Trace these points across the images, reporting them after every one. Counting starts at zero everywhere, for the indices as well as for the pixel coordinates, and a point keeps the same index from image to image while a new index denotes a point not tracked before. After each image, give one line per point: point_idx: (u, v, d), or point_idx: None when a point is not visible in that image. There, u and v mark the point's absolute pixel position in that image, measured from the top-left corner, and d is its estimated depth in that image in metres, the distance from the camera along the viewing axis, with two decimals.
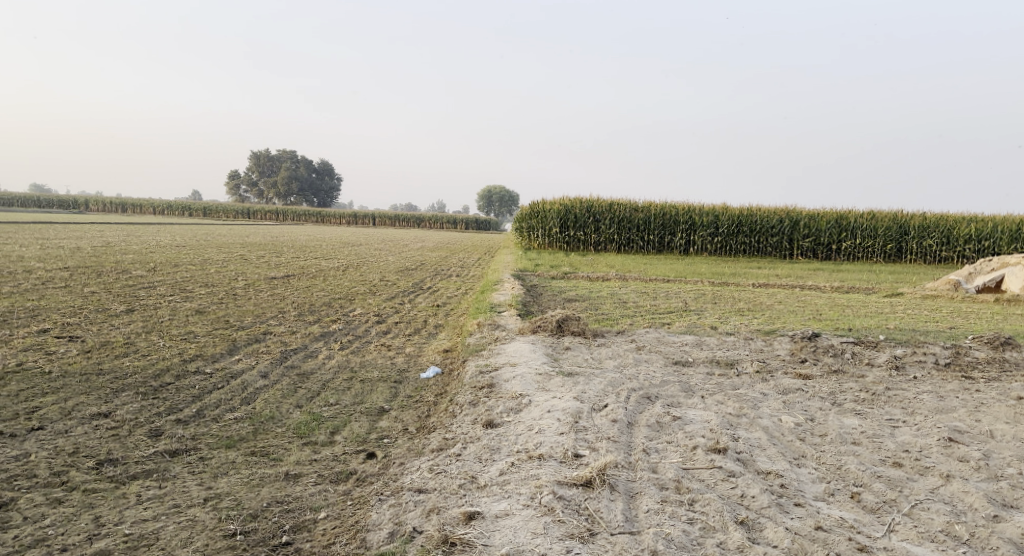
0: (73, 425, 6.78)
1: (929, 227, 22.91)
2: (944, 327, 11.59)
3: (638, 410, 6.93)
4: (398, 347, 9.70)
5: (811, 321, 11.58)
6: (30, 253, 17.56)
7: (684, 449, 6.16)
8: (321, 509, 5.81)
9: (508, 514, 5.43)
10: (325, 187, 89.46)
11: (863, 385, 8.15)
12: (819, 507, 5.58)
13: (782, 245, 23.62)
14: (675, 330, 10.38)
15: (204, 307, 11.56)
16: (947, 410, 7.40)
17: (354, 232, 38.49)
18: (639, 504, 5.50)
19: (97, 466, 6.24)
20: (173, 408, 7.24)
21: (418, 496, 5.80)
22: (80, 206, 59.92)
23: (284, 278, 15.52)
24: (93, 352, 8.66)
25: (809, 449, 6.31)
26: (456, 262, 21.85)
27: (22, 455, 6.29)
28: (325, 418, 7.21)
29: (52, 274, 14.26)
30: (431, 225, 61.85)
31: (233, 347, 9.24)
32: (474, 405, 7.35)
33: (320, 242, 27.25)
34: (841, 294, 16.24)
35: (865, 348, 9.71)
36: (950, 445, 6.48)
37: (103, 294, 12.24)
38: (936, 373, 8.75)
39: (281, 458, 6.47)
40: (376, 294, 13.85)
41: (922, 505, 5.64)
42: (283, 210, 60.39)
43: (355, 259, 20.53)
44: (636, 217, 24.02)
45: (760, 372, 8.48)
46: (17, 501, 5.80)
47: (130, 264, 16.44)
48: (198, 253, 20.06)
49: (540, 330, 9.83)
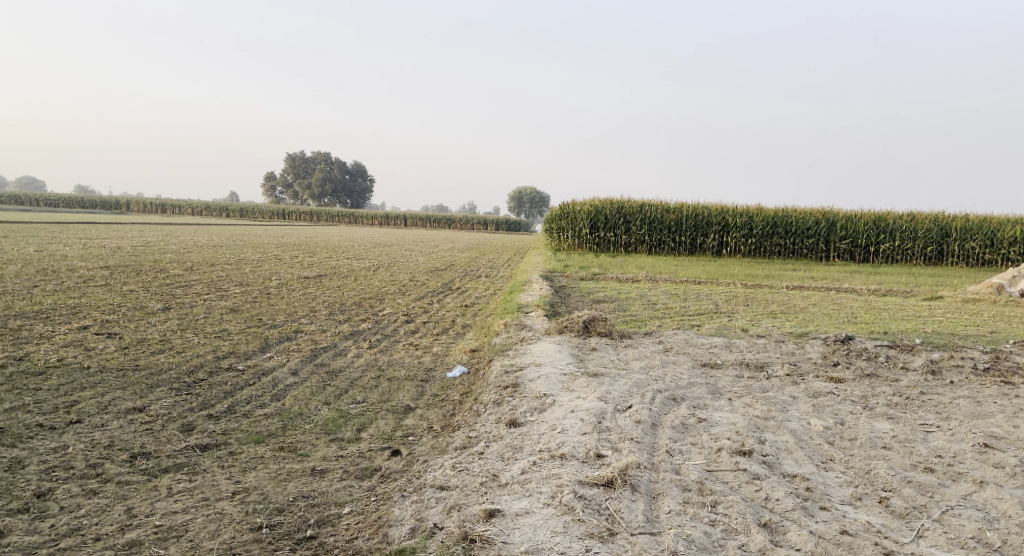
0: (109, 419, 6.89)
1: (971, 229, 22.49)
2: (985, 331, 11.33)
3: (663, 411, 6.87)
4: (425, 347, 9.73)
5: (846, 324, 11.39)
6: (73, 252, 17.91)
7: (709, 450, 6.09)
8: (345, 504, 5.83)
9: (529, 512, 5.41)
10: (359, 188, 90.12)
11: (897, 389, 7.99)
12: (846, 511, 5.48)
13: (818, 247, 23.30)
14: (705, 332, 10.28)
15: (238, 304, 11.70)
16: (984, 416, 7.22)
17: (388, 233, 38.65)
18: (661, 505, 5.45)
19: (130, 459, 6.33)
20: (205, 404, 7.32)
21: (440, 493, 5.80)
22: (122, 207, 61.09)
23: (316, 277, 15.67)
24: (130, 348, 8.81)
25: (837, 453, 6.19)
26: (487, 262, 21.88)
27: (59, 448, 6.41)
28: (351, 415, 7.24)
29: (93, 272, 14.54)
30: (463, 226, 62.00)
31: (265, 345, 9.33)
32: (498, 404, 7.34)
33: (353, 243, 27.42)
34: (878, 297, 15.97)
35: (900, 351, 9.53)
36: (985, 451, 6.32)
37: (142, 292, 12.45)
38: (974, 378, 8.56)
39: (309, 453, 6.51)
40: (405, 294, 13.90)
41: (952, 511, 5.51)
42: (318, 211, 60.89)
43: (386, 259, 20.62)
44: (668, 219, 23.86)
45: (791, 375, 8.36)
46: (54, 492, 5.90)
47: (168, 263, 16.69)
48: (235, 253, 20.30)
49: (567, 331, 9.81)
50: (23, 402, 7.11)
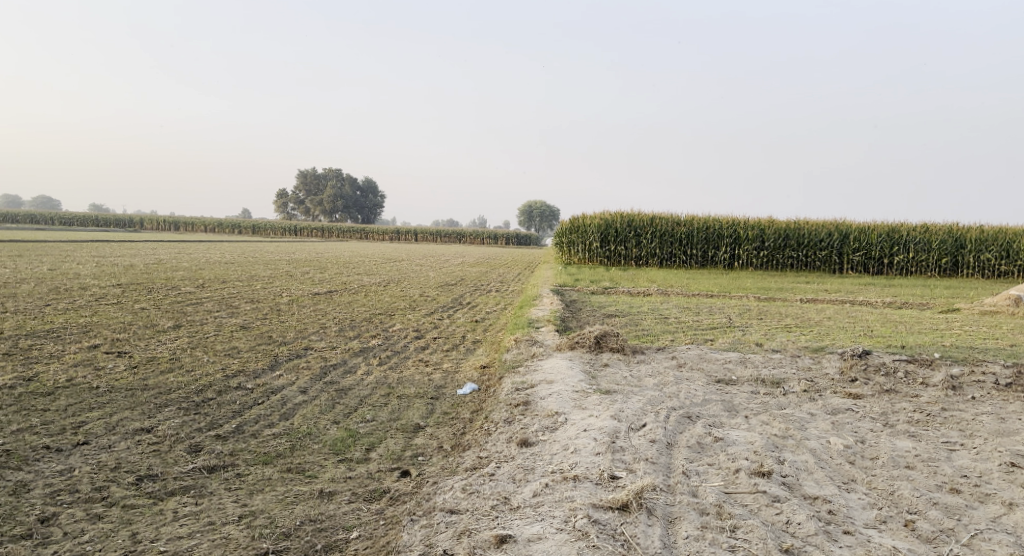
0: (116, 440, 6.79)
1: (986, 240, 22.19)
2: (1004, 344, 11.11)
3: (678, 430, 6.71)
4: (436, 363, 9.60)
5: (863, 339, 11.17)
6: (86, 270, 17.92)
7: (727, 471, 5.92)
8: (353, 528, 5.70)
9: (541, 538, 5.25)
10: (371, 204, 90.42)
11: (917, 405, 7.80)
12: (870, 535, 5.31)
13: (831, 259, 23.08)
14: (718, 347, 10.09)
15: (249, 322, 11.57)
16: (1010, 434, 7.02)
17: (399, 250, 38.62)
18: (678, 530, 5.30)
19: (137, 482, 6.22)
20: (213, 424, 7.20)
21: (450, 517, 5.66)
22: (135, 224, 61.73)
23: (326, 293, 15.58)
24: (139, 368, 8.70)
25: (859, 473, 6.01)
26: (496, 276, 21.69)
27: (66, 470, 6.30)
28: (361, 435, 7.11)
29: (105, 291, 14.49)
30: (473, 241, 61.95)
31: (275, 363, 9.22)
32: (510, 422, 7.20)
33: (364, 258, 27.37)
34: (894, 310, 15.71)
35: (919, 366, 9.32)
36: (1012, 470, 6.14)
37: (153, 310, 12.35)
38: (996, 393, 8.35)
39: (317, 475, 6.37)
40: (415, 310, 13.75)
41: (982, 534, 5.34)
42: (328, 227, 60.84)
43: (397, 275, 20.46)
44: (679, 231, 23.72)
45: (808, 391, 8.18)
46: (58, 517, 5.80)
47: (180, 281, 16.63)
48: (246, 269, 20.23)
49: (578, 347, 9.65)
50: (30, 423, 7.01)
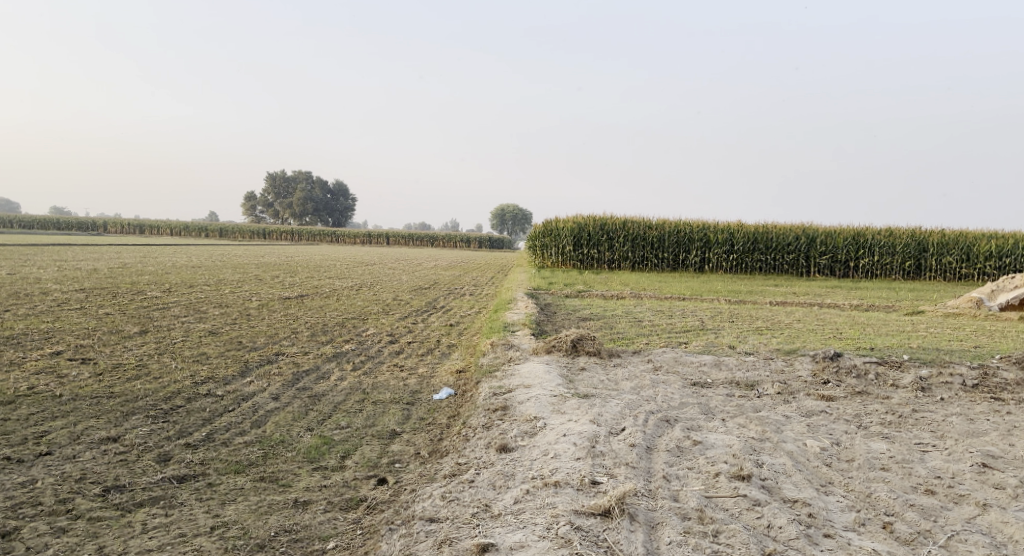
0: (81, 450, 6.64)
1: (948, 244, 22.58)
2: (970, 344, 11.31)
3: (657, 433, 6.71)
4: (410, 368, 9.50)
5: (833, 340, 11.30)
6: (49, 275, 17.51)
7: (707, 475, 5.93)
8: (330, 538, 5.63)
9: (523, 546, 5.22)
10: (341, 207, 90.03)
11: (889, 407, 7.88)
12: (850, 538, 5.35)
13: (799, 262, 23.27)
14: (693, 350, 10.13)
15: (217, 328, 11.37)
16: (979, 434, 7.12)
17: (371, 253, 38.33)
18: (661, 536, 5.29)
19: (103, 493, 6.08)
20: (182, 432, 7.07)
21: (429, 526, 5.60)
22: (99, 227, 60.60)
23: (297, 297, 15.39)
24: (105, 375, 8.53)
25: (836, 475, 6.07)
26: (470, 280, 21.68)
27: (28, 482, 6.14)
28: (335, 442, 7.03)
29: (68, 296, 14.18)
30: (445, 242, 62.04)
31: (245, 369, 9.09)
32: (487, 428, 7.14)
33: (335, 262, 27.17)
34: (862, 312, 15.91)
35: (889, 368, 9.42)
36: (984, 471, 6.22)
37: (118, 316, 12.10)
38: (964, 395, 8.47)
39: (291, 484, 6.28)
40: (388, 314, 13.64)
41: (958, 536, 5.40)
42: (299, 231, 60.34)
43: (369, 279, 20.31)
44: (651, 235, 23.85)
45: (782, 393, 8.23)
46: (20, 531, 5.65)
47: (146, 285, 16.31)
48: (215, 273, 19.93)
49: (554, 351, 9.62)
50: None
